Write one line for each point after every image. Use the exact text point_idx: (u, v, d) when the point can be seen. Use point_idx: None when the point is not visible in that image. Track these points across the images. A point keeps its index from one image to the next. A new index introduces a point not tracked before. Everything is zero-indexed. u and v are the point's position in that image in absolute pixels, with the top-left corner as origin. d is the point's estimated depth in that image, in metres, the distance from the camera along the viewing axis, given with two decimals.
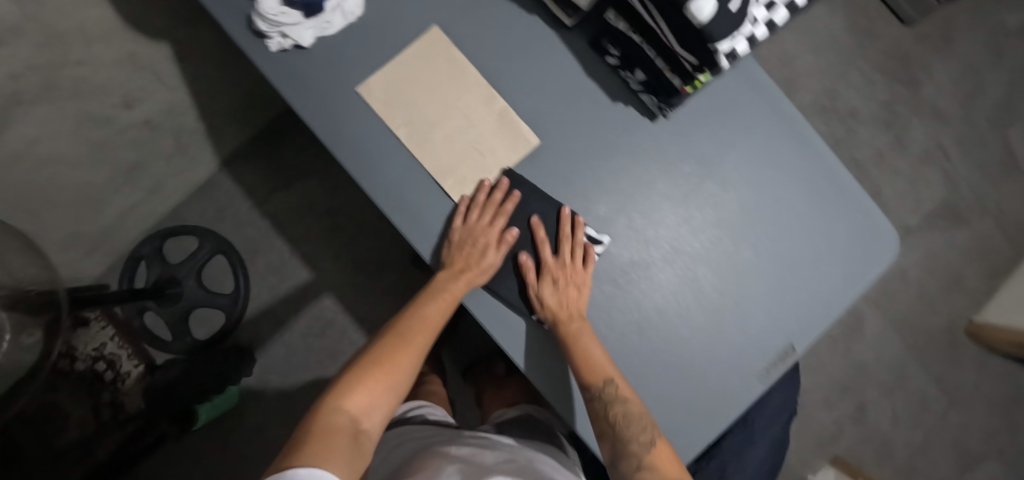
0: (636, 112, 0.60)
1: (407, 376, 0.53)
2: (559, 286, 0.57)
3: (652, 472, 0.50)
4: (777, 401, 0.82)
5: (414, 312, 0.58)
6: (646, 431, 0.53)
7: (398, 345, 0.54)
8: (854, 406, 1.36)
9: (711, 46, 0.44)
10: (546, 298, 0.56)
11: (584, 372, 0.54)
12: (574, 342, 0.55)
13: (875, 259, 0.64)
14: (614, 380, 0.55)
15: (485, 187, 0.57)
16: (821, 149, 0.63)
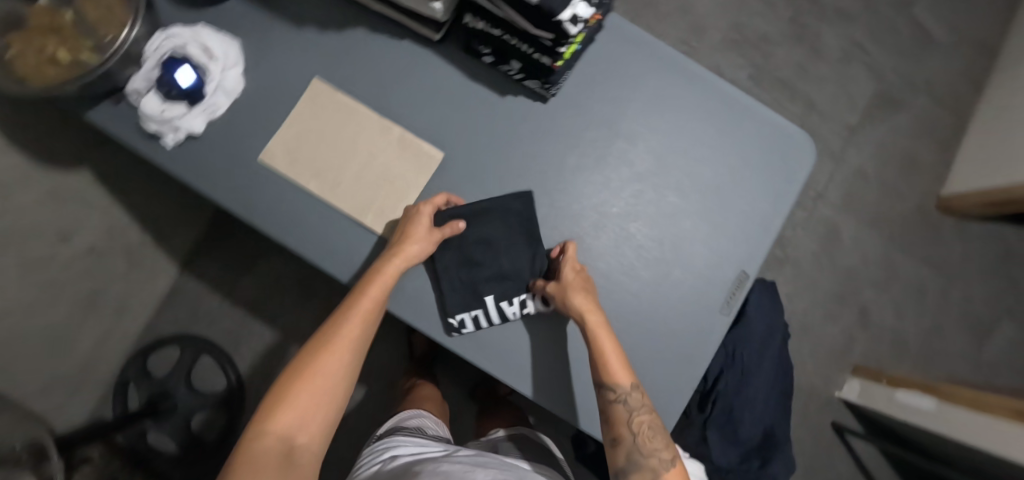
0: (527, 100, 0.62)
1: (347, 378, 0.52)
2: (579, 286, 0.56)
3: None
4: (763, 329, 0.83)
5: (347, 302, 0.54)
6: (667, 447, 0.52)
7: (329, 346, 0.52)
8: (856, 310, 1.37)
9: (556, 19, 0.46)
10: (571, 292, 0.55)
11: (607, 371, 0.53)
12: (597, 337, 0.54)
13: (798, 164, 0.65)
14: (639, 387, 0.54)
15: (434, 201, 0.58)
16: (715, 79, 0.65)
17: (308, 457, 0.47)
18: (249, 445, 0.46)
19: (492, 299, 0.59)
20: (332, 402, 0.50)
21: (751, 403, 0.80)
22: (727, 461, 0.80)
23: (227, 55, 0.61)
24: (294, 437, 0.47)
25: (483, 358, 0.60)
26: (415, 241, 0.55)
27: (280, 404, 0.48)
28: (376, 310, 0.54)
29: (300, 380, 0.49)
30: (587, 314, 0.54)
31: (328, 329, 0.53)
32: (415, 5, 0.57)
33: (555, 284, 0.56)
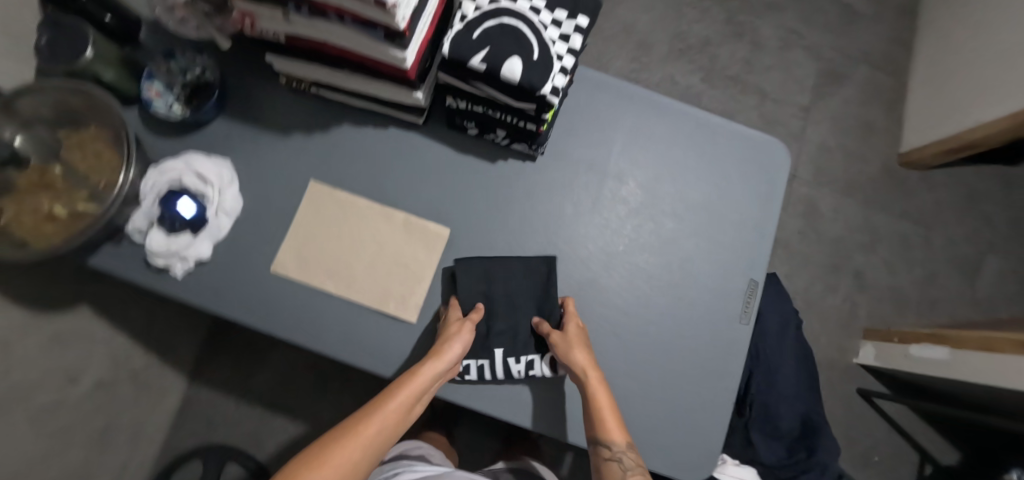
0: (517, 161, 0.65)
1: (368, 458, 0.54)
2: (579, 344, 0.57)
3: None
4: (777, 320, 0.86)
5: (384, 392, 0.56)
6: None
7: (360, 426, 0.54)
8: (852, 277, 1.42)
9: (538, 94, 0.49)
10: (574, 350, 0.56)
11: (604, 431, 0.55)
12: (596, 396, 0.56)
13: (778, 169, 0.68)
14: (633, 446, 0.57)
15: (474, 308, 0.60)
16: (685, 105, 0.68)
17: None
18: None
19: (501, 352, 0.60)
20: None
21: (784, 396, 0.82)
22: (775, 458, 0.82)
23: (221, 179, 0.62)
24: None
25: (527, 418, 0.61)
26: (454, 341, 0.56)
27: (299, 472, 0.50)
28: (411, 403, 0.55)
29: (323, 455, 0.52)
30: (589, 372, 0.56)
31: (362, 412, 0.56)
32: (397, 97, 0.60)
33: (559, 336, 0.58)
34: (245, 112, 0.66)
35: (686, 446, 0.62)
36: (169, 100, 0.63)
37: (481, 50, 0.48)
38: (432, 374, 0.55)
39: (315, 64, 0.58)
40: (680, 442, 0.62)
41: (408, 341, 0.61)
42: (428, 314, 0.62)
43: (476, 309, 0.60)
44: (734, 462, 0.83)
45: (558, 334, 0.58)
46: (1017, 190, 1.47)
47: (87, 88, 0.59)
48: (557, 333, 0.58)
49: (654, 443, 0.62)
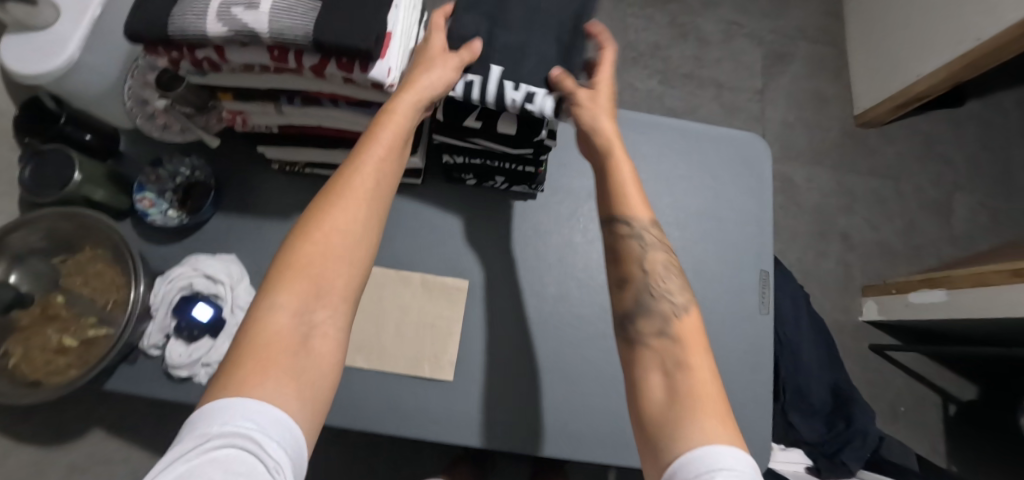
0: (518, 201, 0.68)
1: (371, 225, 0.43)
2: (605, 108, 0.50)
3: (677, 340, 0.44)
4: (788, 301, 0.88)
5: (362, 138, 0.45)
6: (681, 293, 0.48)
7: (344, 190, 0.42)
8: (839, 239, 1.47)
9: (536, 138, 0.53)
10: (600, 115, 0.50)
11: (624, 204, 0.49)
12: (618, 168, 0.50)
13: (761, 161, 0.72)
14: (656, 225, 0.50)
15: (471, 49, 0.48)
16: (663, 117, 0.72)
17: (327, 338, 0.39)
18: (259, 317, 0.37)
19: (496, 71, 0.48)
20: (345, 252, 0.41)
21: (812, 372, 0.84)
22: (818, 435, 0.83)
23: (231, 275, 0.61)
24: (312, 307, 0.39)
25: (582, 449, 0.60)
26: (431, 70, 0.46)
27: (290, 267, 0.39)
28: (397, 147, 0.45)
29: (310, 235, 0.41)
30: (614, 141, 0.50)
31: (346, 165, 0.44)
32: None
33: (587, 93, 0.50)
34: (242, 204, 0.66)
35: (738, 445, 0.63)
36: (163, 207, 0.63)
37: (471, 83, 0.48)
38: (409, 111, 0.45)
39: (310, 148, 0.59)
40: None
41: (449, 402, 0.60)
42: (464, 370, 0.61)
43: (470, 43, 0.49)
44: (779, 447, 0.86)
45: (588, 94, 0.50)
46: (967, 129, 1.56)
47: (75, 211, 0.57)
48: (586, 92, 0.49)
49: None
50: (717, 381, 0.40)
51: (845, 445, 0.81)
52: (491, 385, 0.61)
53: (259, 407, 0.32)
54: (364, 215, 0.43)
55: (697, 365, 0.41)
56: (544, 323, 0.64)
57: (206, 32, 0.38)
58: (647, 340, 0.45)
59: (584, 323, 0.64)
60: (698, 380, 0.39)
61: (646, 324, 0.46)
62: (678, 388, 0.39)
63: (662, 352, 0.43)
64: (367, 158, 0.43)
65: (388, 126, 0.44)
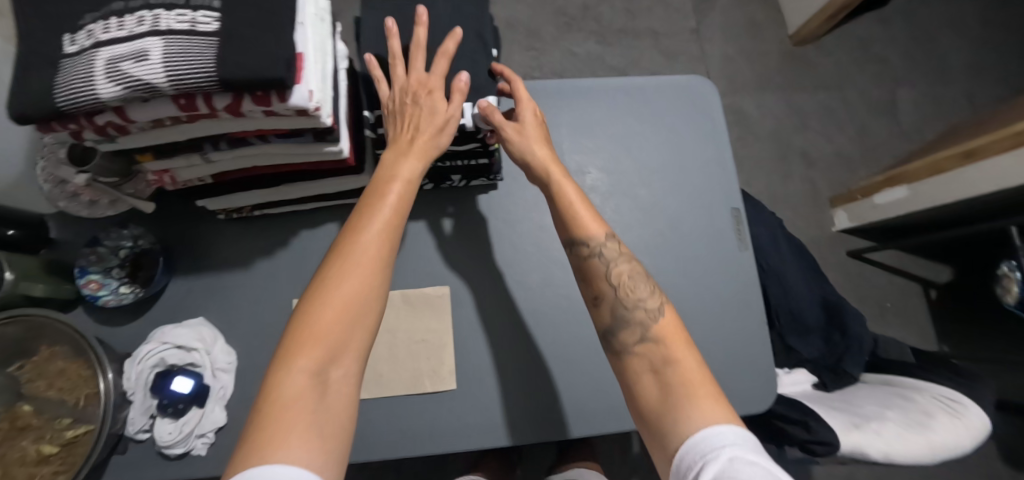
0: (480, 195, 0.66)
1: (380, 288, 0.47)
2: (530, 138, 0.54)
3: (658, 343, 0.49)
4: (764, 231, 0.90)
5: (357, 213, 0.48)
6: (653, 298, 0.52)
7: (347, 263, 0.46)
8: (801, 158, 1.49)
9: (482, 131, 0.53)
10: (533, 146, 0.54)
11: (579, 226, 0.53)
12: (562, 187, 0.54)
13: (709, 101, 0.72)
14: (614, 238, 0.54)
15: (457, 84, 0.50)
16: (603, 82, 0.71)
17: (342, 393, 0.43)
18: (277, 382, 0.41)
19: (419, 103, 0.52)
20: (355, 318, 0.44)
21: (801, 293, 0.86)
22: (818, 351, 0.85)
23: (204, 339, 0.59)
24: (327, 368, 0.42)
25: (597, 424, 0.59)
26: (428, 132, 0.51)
27: (308, 329, 0.43)
28: (394, 222, 0.49)
29: (318, 305, 0.44)
30: (552, 168, 0.54)
31: (343, 238, 0.47)
32: (347, 187, 0.58)
33: (514, 126, 0.53)
34: (196, 264, 0.62)
35: (747, 383, 0.63)
36: (113, 286, 0.59)
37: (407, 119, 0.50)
38: (414, 173, 0.50)
39: (252, 189, 0.56)
40: (740, 382, 0.63)
41: (456, 409, 0.58)
42: (464, 375, 0.60)
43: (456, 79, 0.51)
44: (785, 371, 0.88)
45: (513, 131, 0.53)
46: (895, 28, 1.60)
47: (22, 313, 0.52)
48: (512, 126, 0.53)
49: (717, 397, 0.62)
50: (702, 371, 0.47)
51: (846, 353, 0.83)
52: (495, 384, 0.60)
53: (294, 468, 0.36)
54: (373, 282, 0.46)
55: (683, 363, 0.47)
56: (533, 310, 0.63)
57: (100, 95, 0.35)
58: (634, 349, 0.50)
59: (573, 302, 0.64)
60: (684, 373, 0.46)
61: (627, 336, 0.51)
62: (671, 385, 0.46)
63: (649, 356, 0.49)
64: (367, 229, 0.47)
65: (387, 200, 0.49)
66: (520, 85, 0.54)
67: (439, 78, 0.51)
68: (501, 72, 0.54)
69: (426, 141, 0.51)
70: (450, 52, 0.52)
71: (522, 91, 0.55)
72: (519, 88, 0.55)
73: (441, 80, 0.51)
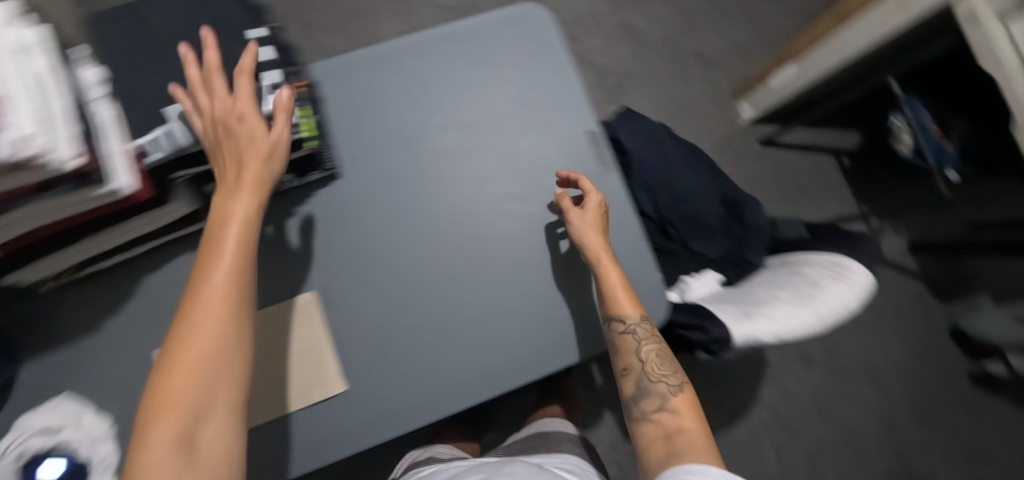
0: (324, 188, 0.63)
1: (238, 333, 0.43)
2: (594, 224, 0.61)
3: (672, 412, 0.58)
4: (646, 144, 0.89)
5: (200, 261, 0.44)
6: (675, 376, 0.61)
7: (193, 315, 0.42)
8: (698, 59, 1.47)
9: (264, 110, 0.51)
10: (587, 232, 0.60)
11: (615, 306, 0.59)
12: (608, 274, 0.60)
13: (540, 30, 0.70)
14: (647, 319, 0.60)
15: (280, 103, 0.49)
16: (427, 36, 0.68)
17: (216, 451, 0.41)
18: (138, 460, 0.38)
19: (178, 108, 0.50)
20: (217, 370, 0.41)
21: (693, 197, 0.87)
22: (718, 251, 0.87)
23: (66, 417, 0.55)
24: (193, 431, 0.40)
25: (494, 384, 0.61)
26: (255, 159, 0.47)
27: (160, 395, 0.40)
28: (240, 262, 0.45)
29: (169, 365, 0.41)
30: (602, 254, 0.60)
31: (189, 288, 0.43)
32: (166, 221, 0.54)
33: (578, 213, 0.61)
34: (39, 343, 0.58)
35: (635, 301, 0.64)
36: None
37: (194, 116, 0.47)
38: (246, 209, 0.46)
39: (56, 253, 0.51)
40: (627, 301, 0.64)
41: (356, 408, 0.58)
42: (352, 375, 0.59)
43: (278, 97, 0.49)
44: (694, 276, 0.85)
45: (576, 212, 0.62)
46: None
47: None
48: (575, 211, 0.61)
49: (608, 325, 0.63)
50: (704, 437, 0.55)
51: (744, 244, 0.85)
52: (386, 375, 0.59)
53: None
54: (226, 327, 0.42)
55: (691, 431, 0.56)
56: (409, 292, 0.62)
57: None
58: (652, 416, 0.59)
59: (447, 272, 0.63)
60: (691, 440, 0.54)
61: (648, 404, 0.59)
62: (677, 448, 0.54)
63: (663, 423, 0.57)
64: (211, 273, 0.43)
65: (229, 236, 0.45)
66: (586, 182, 0.63)
67: (248, 101, 0.48)
68: (571, 174, 0.64)
69: (254, 169, 0.47)
70: (250, 69, 0.49)
71: (589, 186, 0.63)
72: (586, 184, 0.63)
73: (249, 86, 0.49)
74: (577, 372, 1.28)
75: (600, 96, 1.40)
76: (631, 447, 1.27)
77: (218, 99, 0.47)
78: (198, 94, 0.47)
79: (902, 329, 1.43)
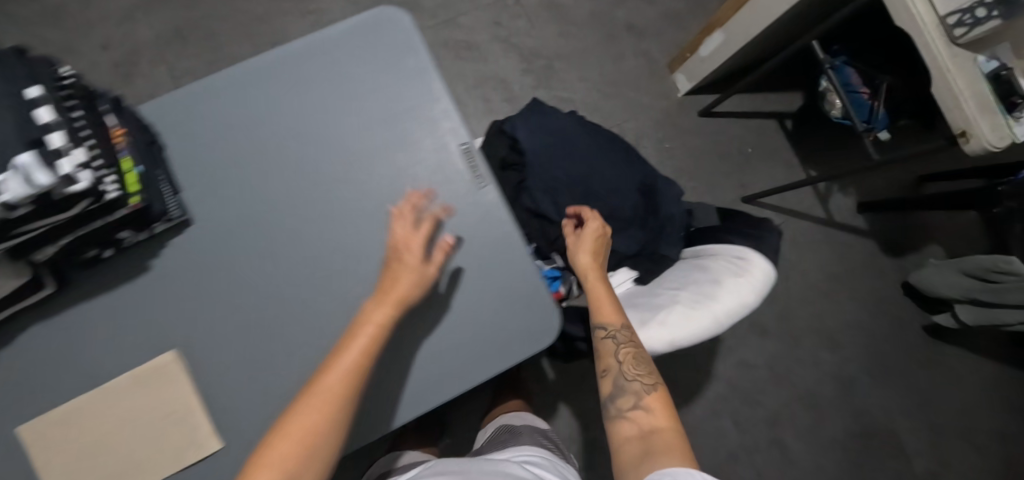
0: (176, 237, 0.60)
1: (340, 414, 0.50)
2: (594, 252, 0.70)
3: (647, 410, 0.58)
4: (548, 133, 0.83)
5: (338, 347, 0.53)
6: (648, 375, 0.60)
7: (318, 390, 0.50)
8: (629, 33, 1.40)
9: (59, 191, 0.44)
10: (579, 252, 0.70)
11: (601, 313, 0.65)
12: (595, 289, 0.68)
13: (399, 38, 0.65)
14: (627, 327, 0.63)
15: (444, 247, 0.59)
16: (273, 57, 0.63)
17: None
18: None
19: None
20: (318, 441, 0.48)
21: (602, 187, 0.83)
22: (635, 244, 0.82)
23: None
24: None
25: (376, 423, 0.59)
26: (401, 279, 0.56)
27: (264, 449, 0.47)
28: (367, 357, 0.52)
29: (282, 429, 0.48)
30: (590, 273, 0.69)
31: (322, 366, 0.52)
32: None
33: (574, 238, 0.72)
34: None
35: (515, 320, 0.63)
36: None
37: None
38: (382, 317, 0.54)
39: None
40: (506, 322, 0.63)
41: (232, 464, 0.57)
42: (226, 432, 0.58)
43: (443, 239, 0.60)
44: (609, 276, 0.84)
45: (573, 238, 0.72)
46: None
47: None
48: (573, 237, 0.72)
49: (487, 351, 0.62)
50: (677, 436, 0.54)
51: (660, 239, 0.82)
52: (262, 425, 0.58)
53: None
54: (338, 408, 0.50)
55: (666, 429, 0.55)
56: (276, 337, 0.60)
57: None
58: (627, 414, 0.59)
59: (315, 312, 0.61)
60: (665, 440, 0.53)
61: (623, 403, 0.60)
62: (650, 448, 0.53)
63: (637, 422, 0.57)
64: (341, 360, 0.51)
65: (361, 333, 0.53)
66: (594, 217, 0.73)
67: (421, 239, 0.58)
68: (582, 212, 0.73)
69: (403, 288, 0.56)
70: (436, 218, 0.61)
71: (595, 221, 0.72)
72: (592, 220, 0.73)
73: (427, 226, 0.59)
74: (529, 369, 1.27)
75: (528, 81, 1.34)
76: (588, 435, 1.27)
77: (400, 228, 0.59)
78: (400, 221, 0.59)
79: (856, 289, 1.42)
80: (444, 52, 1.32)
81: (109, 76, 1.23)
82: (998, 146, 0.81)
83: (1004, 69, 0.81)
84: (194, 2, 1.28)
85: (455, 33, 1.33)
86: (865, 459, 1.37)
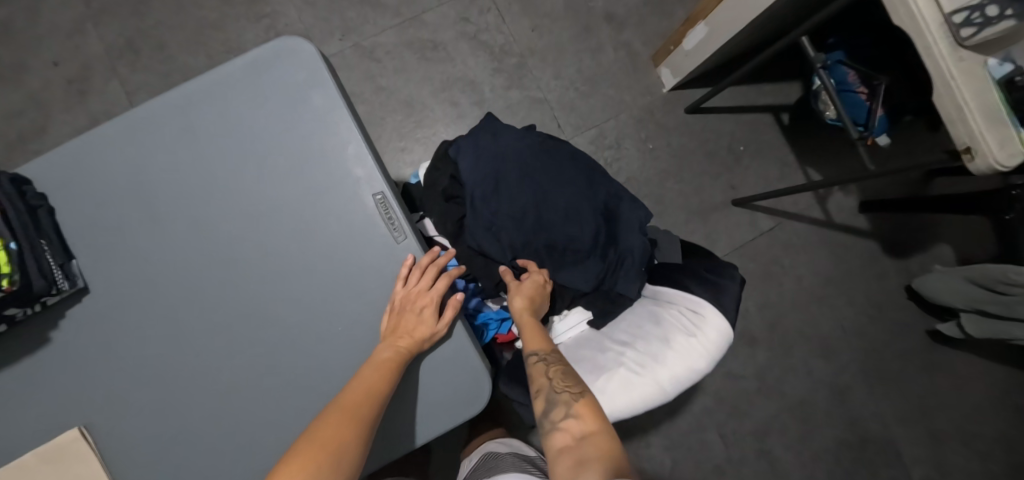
0: (74, 305, 0.57)
1: (363, 434, 0.49)
2: (533, 298, 0.69)
3: (578, 417, 0.52)
4: (493, 153, 0.75)
5: (361, 373, 0.54)
6: (576, 384, 0.57)
7: (345, 407, 0.50)
8: (608, 24, 1.28)
9: None
10: (514, 295, 0.69)
11: (533, 341, 0.64)
12: (527, 324, 0.67)
13: (304, 75, 0.60)
14: (555, 352, 0.63)
15: (456, 302, 0.60)
16: (164, 101, 0.58)
17: None
18: None
19: None
20: (342, 461, 0.46)
21: (558, 211, 0.74)
22: (592, 281, 0.74)
23: None
24: None
25: None
26: (422, 322, 0.57)
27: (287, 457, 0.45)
28: (387, 388, 0.53)
29: (309, 439, 0.47)
30: (525, 314, 0.68)
31: (347, 387, 0.52)
32: None
33: (514, 283, 0.72)
34: None
35: (431, 388, 0.60)
36: None
37: None
38: (387, 354, 0.55)
39: None
40: (427, 383, 0.60)
41: None
42: None
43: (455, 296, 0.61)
44: (559, 317, 0.81)
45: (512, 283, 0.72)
46: None
47: None
48: (513, 282, 0.71)
49: (398, 425, 0.59)
50: (612, 439, 0.49)
51: (619, 271, 0.75)
52: None
53: None
54: (360, 432, 0.49)
55: (596, 432, 0.50)
56: (184, 405, 0.57)
57: None
58: (559, 426, 0.53)
59: (224, 377, 0.58)
60: (596, 444, 0.48)
61: (555, 414, 0.54)
62: (583, 457, 0.47)
63: (569, 430, 0.51)
64: (367, 382, 0.52)
65: (379, 365, 0.54)
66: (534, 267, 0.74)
67: (435, 295, 0.58)
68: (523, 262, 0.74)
69: (422, 329, 0.57)
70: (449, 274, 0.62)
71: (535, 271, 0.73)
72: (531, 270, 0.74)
73: (444, 281, 0.61)
74: None
75: (499, 82, 1.25)
76: None
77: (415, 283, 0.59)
78: (413, 269, 0.59)
79: (854, 294, 1.33)
80: (407, 54, 1.23)
81: (61, 93, 1.18)
82: (1007, 165, 0.69)
83: (1020, 74, 0.67)
84: (143, 10, 1.21)
85: (420, 32, 1.24)
86: (860, 468, 1.31)
